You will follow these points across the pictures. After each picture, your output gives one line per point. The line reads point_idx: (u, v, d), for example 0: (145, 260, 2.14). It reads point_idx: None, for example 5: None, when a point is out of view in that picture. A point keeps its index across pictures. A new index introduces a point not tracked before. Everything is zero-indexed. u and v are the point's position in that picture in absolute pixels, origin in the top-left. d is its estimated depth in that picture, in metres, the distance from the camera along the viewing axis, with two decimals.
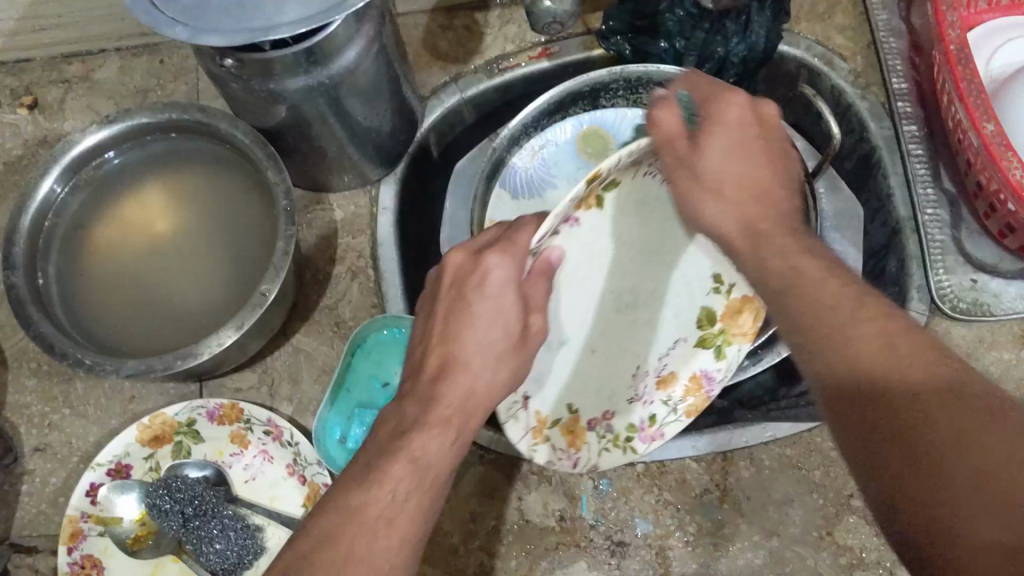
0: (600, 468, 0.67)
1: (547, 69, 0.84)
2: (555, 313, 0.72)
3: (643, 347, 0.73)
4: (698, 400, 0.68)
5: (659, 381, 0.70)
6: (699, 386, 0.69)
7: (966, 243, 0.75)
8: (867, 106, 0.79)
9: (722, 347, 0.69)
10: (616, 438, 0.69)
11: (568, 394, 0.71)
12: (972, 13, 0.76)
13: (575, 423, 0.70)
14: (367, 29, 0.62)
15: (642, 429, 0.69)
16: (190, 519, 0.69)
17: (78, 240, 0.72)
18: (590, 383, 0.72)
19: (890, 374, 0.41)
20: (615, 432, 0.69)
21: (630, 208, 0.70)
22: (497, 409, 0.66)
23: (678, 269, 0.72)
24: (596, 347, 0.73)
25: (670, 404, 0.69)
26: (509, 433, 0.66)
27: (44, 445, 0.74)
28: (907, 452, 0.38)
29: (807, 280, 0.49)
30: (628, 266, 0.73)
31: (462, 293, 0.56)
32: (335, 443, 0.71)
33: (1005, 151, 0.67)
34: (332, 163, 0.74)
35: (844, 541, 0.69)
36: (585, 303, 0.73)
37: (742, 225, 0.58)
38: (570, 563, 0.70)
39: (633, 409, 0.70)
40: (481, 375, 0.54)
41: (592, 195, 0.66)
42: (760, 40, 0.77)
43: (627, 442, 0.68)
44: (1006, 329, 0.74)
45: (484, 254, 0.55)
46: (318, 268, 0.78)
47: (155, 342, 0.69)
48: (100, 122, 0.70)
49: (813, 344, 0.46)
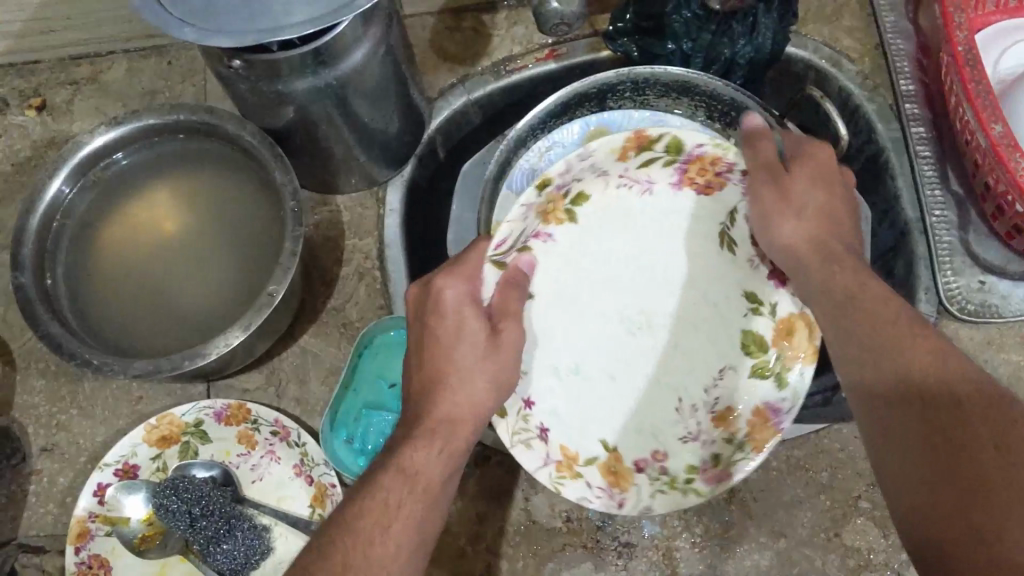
0: (654, 510, 0.65)
1: (555, 71, 0.84)
2: (558, 336, 0.70)
3: (670, 373, 0.71)
4: (766, 433, 0.64)
5: (716, 419, 0.68)
6: (766, 421, 0.65)
7: (975, 244, 0.75)
8: (875, 108, 0.79)
9: (783, 377, 0.66)
10: (672, 480, 0.66)
11: (603, 433, 0.69)
12: (980, 14, 0.75)
13: (618, 463, 0.67)
14: (375, 30, 0.62)
15: (705, 471, 0.66)
16: (197, 519, 0.69)
17: (87, 242, 0.72)
18: (623, 417, 0.70)
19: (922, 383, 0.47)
20: (671, 474, 0.67)
21: (615, 222, 0.70)
22: (501, 432, 0.64)
23: (697, 288, 0.71)
24: (616, 377, 0.71)
25: (732, 442, 0.66)
26: (520, 458, 0.64)
27: (51, 445, 0.74)
28: (949, 453, 0.43)
29: (873, 306, 0.52)
30: (637, 282, 0.71)
31: (424, 321, 0.57)
32: (342, 443, 0.71)
33: (1012, 152, 0.67)
34: (340, 164, 0.75)
35: (852, 542, 0.69)
36: (590, 328, 0.71)
37: (812, 241, 0.58)
38: (576, 564, 0.70)
39: (687, 450, 0.68)
40: (472, 386, 0.55)
41: (558, 208, 0.67)
42: (767, 41, 0.77)
43: (687, 484, 0.66)
44: (1013, 330, 0.74)
45: (434, 280, 0.57)
46: (326, 269, 0.78)
47: (162, 343, 0.69)
48: (109, 123, 0.70)
49: (862, 357, 0.51)
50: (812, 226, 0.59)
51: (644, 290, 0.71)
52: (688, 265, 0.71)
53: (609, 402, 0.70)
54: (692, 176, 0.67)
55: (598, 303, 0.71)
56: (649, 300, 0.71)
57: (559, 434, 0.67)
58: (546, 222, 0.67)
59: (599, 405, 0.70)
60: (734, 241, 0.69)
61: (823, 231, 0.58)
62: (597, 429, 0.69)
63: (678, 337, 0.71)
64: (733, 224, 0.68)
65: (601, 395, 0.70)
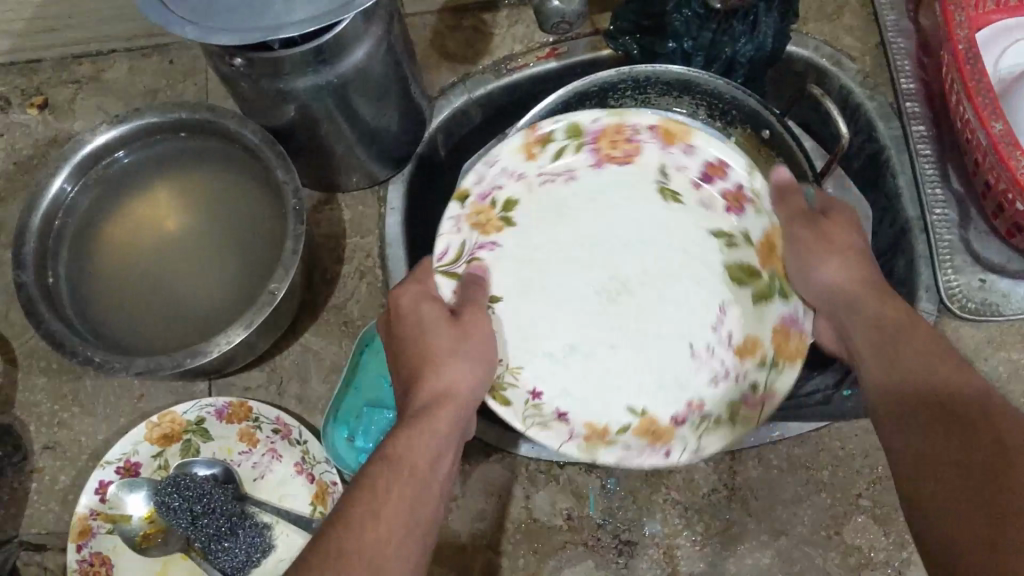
0: (706, 452, 0.65)
1: (555, 70, 0.84)
2: (535, 331, 0.68)
3: (670, 327, 0.68)
4: (795, 343, 0.64)
5: (737, 353, 0.66)
6: (788, 334, 0.64)
7: (975, 242, 0.75)
8: (875, 107, 0.79)
9: (786, 289, 0.65)
10: (716, 419, 0.66)
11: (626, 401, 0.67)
12: (981, 13, 0.75)
13: (654, 420, 0.67)
14: (377, 28, 0.62)
15: (747, 400, 0.66)
16: (199, 517, 0.68)
17: (88, 239, 0.72)
18: (628, 381, 0.67)
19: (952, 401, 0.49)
20: (713, 415, 0.66)
21: (551, 212, 0.69)
22: (519, 424, 0.65)
23: (666, 238, 0.68)
24: (616, 344, 0.68)
25: (764, 368, 0.65)
26: (548, 442, 0.65)
27: (53, 443, 0.74)
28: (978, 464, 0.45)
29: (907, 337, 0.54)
30: (606, 248, 0.69)
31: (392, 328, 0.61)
32: (343, 442, 0.71)
33: (1013, 151, 0.67)
34: (341, 163, 0.75)
35: (852, 541, 0.70)
36: (565, 304, 0.68)
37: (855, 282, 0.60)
38: (577, 562, 0.70)
39: (716, 386, 0.67)
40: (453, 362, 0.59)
41: (488, 216, 0.67)
42: (768, 40, 0.78)
43: (734, 415, 0.66)
44: (1014, 329, 0.74)
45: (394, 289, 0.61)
46: (326, 268, 0.79)
47: (163, 340, 0.69)
48: (110, 121, 0.71)
49: (891, 383, 0.53)
50: (852, 269, 0.60)
51: (613, 251, 0.68)
52: (648, 221, 0.68)
53: (615, 373, 0.68)
54: (607, 150, 0.67)
55: (573, 278, 0.69)
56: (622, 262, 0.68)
57: (576, 414, 0.67)
58: (484, 233, 0.68)
59: (608, 379, 0.68)
60: (678, 192, 0.68)
61: (865, 271, 0.60)
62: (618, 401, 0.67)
63: (672, 288, 0.68)
64: (668, 176, 0.68)
65: (606, 367, 0.68)
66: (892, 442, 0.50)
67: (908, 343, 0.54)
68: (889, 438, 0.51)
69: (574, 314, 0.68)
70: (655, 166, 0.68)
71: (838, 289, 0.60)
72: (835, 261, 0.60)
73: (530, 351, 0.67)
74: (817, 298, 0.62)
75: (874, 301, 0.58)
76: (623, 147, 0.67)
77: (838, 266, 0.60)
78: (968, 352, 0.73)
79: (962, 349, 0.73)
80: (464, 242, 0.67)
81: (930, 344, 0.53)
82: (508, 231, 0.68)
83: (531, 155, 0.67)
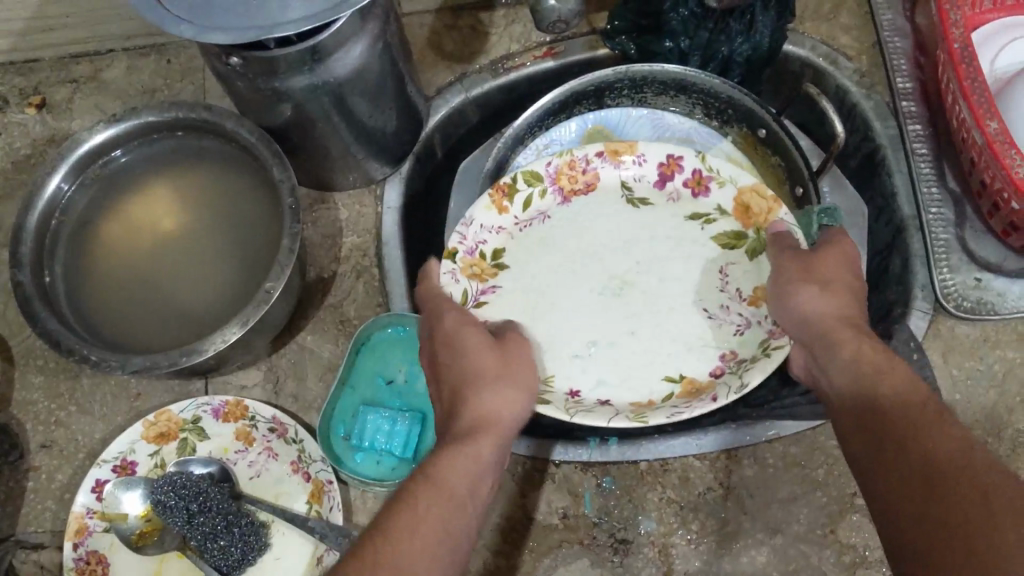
0: (753, 384, 0.62)
1: (552, 69, 0.84)
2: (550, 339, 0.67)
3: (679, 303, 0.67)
4: None
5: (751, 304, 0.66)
6: None
7: (970, 240, 0.75)
8: (871, 106, 0.80)
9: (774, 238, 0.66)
10: (755, 357, 0.64)
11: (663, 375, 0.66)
12: (977, 12, 0.75)
13: (694, 381, 0.65)
14: (372, 27, 0.62)
15: (774, 332, 0.64)
16: (195, 515, 0.68)
17: (85, 239, 0.72)
18: (652, 357, 0.66)
19: (896, 417, 0.48)
20: (751, 357, 0.65)
21: (538, 246, 0.70)
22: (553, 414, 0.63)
23: (650, 235, 0.70)
24: (637, 328, 0.67)
25: None
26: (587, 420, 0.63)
27: (50, 442, 0.74)
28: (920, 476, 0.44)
29: (863, 360, 0.53)
30: (595, 256, 0.69)
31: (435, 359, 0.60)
32: (340, 441, 0.72)
33: (1008, 149, 0.67)
34: (338, 162, 0.75)
35: (847, 539, 0.69)
36: (575, 307, 0.68)
37: (834, 314, 0.57)
38: (572, 560, 0.70)
39: (746, 337, 0.66)
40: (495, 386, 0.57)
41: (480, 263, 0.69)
42: (763, 40, 0.78)
43: (769, 346, 0.64)
44: (1009, 328, 0.73)
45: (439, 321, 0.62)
46: (323, 267, 0.79)
47: (159, 338, 0.69)
48: (107, 121, 0.71)
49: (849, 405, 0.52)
50: (833, 300, 0.58)
51: (604, 253, 0.69)
52: (628, 226, 0.70)
53: (643, 350, 0.67)
54: (570, 187, 0.71)
55: (575, 286, 0.68)
56: (617, 263, 0.69)
57: (618, 399, 0.66)
58: (482, 280, 0.69)
59: (639, 361, 0.66)
60: (645, 198, 0.70)
61: (846, 306, 0.57)
62: (655, 379, 0.66)
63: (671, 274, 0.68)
64: (631, 188, 0.71)
65: (632, 351, 0.67)
66: (872, 489, 0.47)
67: (882, 380, 0.51)
68: (868, 484, 0.48)
69: (585, 318, 0.68)
70: (619, 185, 0.71)
71: (815, 322, 0.57)
72: (813, 295, 0.58)
73: (560, 363, 0.67)
74: (793, 326, 0.60)
75: (850, 336, 0.55)
76: (582, 179, 0.71)
77: (816, 296, 0.58)
78: (963, 350, 0.73)
79: (956, 347, 0.73)
80: (465, 289, 0.68)
81: (874, 360, 0.52)
82: (504, 275, 0.69)
83: (503, 208, 0.70)
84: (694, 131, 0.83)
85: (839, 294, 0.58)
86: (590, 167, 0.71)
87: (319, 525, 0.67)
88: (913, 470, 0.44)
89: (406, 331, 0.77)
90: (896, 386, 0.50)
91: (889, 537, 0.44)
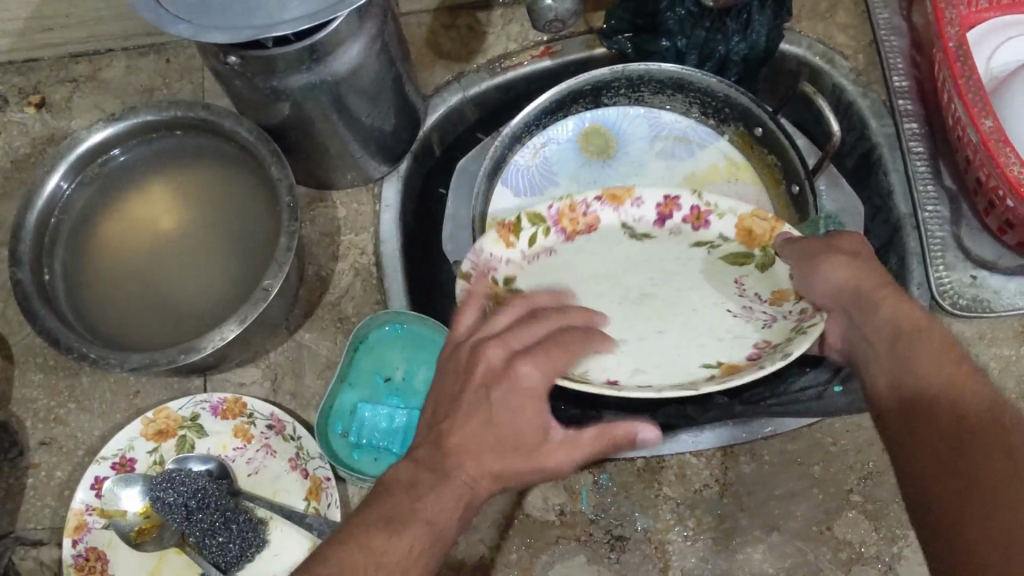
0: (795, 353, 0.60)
1: (548, 68, 0.85)
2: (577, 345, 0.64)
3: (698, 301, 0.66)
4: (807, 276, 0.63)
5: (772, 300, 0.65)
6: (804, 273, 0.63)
7: (966, 238, 0.76)
8: (868, 105, 0.80)
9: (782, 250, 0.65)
10: (790, 334, 0.63)
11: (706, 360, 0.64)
12: (972, 11, 0.75)
13: (733, 365, 0.63)
14: (370, 26, 0.63)
15: (803, 315, 0.63)
16: (193, 512, 0.68)
17: (84, 239, 0.72)
18: (685, 349, 0.65)
19: (927, 386, 0.50)
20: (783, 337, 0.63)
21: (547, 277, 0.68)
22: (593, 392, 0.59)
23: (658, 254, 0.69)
24: (664, 329, 0.66)
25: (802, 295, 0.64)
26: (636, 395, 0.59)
27: (49, 440, 0.74)
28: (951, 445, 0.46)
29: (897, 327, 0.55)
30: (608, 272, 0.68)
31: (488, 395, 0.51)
32: (338, 437, 0.73)
33: (1002, 147, 0.68)
34: (336, 160, 0.75)
35: (844, 536, 0.70)
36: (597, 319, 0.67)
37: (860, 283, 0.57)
38: (570, 557, 0.70)
39: (773, 326, 0.64)
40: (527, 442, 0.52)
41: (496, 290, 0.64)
42: (760, 39, 0.78)
43: (800, 326, 0.62)
44: (1005, 326, 0.74)
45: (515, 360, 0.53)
46: (321, 265, 0.79)
47: (157, 337, 0.70)
48: (106, 120, 0.71)
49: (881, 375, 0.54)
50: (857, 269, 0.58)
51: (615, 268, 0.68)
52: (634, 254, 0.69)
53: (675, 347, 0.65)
54: (571, 228, 0.68)
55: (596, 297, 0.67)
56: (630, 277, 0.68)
57: (659, 381, 0.63)
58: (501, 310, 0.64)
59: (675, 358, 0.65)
60: (647, 233, 0.69)
61: (871, 275, 0.58)
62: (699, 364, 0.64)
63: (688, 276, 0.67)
64: (632, 228, 0.69)
65: (662, 348, 0.65)
66: (903, 459, 0.49)
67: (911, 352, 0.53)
68: (898, 451, 0.50)
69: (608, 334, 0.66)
70: (618, 227, 0.69)
71: (846, 292, 0.58)
72: (842, 265, 0.58)
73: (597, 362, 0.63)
74: (823, 300, 0.60)
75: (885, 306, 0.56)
76: (584, 221, 0.68)
77: (843, 266, 0.58)
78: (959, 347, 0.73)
79: None
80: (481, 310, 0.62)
81: (904, 328, 0.54)
82: None
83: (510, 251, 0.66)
84: (691, 130, 0.83)
85: (866, 266, 0.58)
86: (589, 209, 0.68)
87: (317, 522, 0.67)
88: (947, 442, 0.47)
89: (403, 328, 0.77)
90: (922, 356, 0.52)
91: (917, 503, 0.47)
